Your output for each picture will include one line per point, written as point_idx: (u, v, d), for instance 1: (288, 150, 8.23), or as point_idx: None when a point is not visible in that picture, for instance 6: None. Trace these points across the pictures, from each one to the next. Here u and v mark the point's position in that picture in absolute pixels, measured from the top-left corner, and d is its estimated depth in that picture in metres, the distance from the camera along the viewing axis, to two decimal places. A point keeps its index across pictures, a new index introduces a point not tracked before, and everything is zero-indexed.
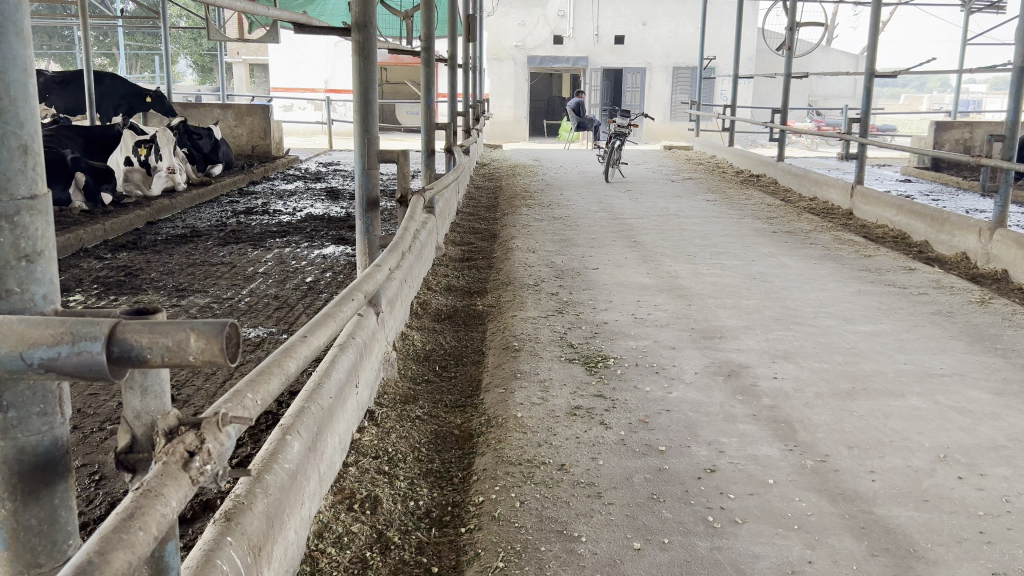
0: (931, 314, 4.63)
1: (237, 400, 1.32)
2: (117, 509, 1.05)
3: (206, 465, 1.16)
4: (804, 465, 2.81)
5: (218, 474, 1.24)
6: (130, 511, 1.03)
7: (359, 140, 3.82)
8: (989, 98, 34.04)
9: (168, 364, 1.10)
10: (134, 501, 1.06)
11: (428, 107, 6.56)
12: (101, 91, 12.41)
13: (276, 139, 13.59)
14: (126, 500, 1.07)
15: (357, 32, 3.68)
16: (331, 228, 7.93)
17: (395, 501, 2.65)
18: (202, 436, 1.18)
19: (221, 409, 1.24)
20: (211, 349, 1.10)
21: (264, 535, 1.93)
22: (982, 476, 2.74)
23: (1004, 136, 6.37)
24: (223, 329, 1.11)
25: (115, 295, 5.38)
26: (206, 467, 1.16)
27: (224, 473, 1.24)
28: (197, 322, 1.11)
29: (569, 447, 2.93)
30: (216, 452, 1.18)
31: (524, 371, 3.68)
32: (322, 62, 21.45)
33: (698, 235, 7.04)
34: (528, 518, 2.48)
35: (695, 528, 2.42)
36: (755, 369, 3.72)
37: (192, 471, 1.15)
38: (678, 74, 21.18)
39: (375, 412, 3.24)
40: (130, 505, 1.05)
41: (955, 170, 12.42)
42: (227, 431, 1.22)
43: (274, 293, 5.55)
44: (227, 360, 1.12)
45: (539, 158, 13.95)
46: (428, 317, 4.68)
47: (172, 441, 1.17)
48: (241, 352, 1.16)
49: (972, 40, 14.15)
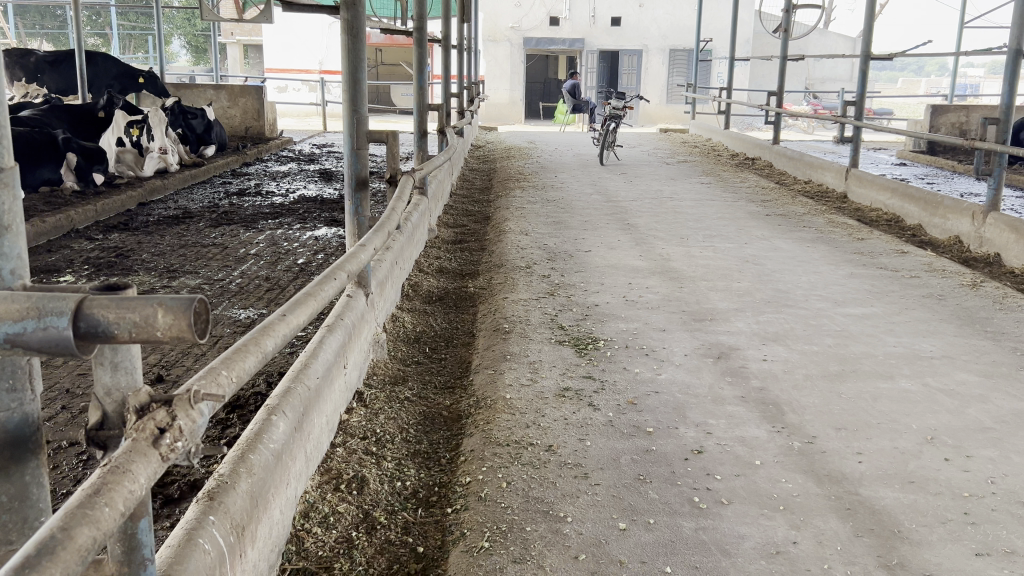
0: (922, 297, 4.63)
1: (211, 377, 1.32)
2: (83, 485, 1.04)
3: (177, 442, 1.16)
4: (791, 447, 2.82)
5: (191, 450, 1.23)
6: (95, 488, 1.03)
7: (348, 120, 3.80)
8: (987, 81, 33.97)
9: (136, 340, 1.09)
10: (101, 477, 1.05)
11: (420, 87, 6.52)
12: (93, 72, 12.32)
13: (270, 120, 13.53)
14: (93, 477, 1.06)
15: (345, 11, 3.64)
16: (324, 210, 7.90)
17: (383, 481, 2.65)
18: (173, 412, 1.17)
19: (194, 386, 1.24)
20: (179, 324, 1.09)
21: (248, 514, 1.93)
22: (969, 458, 2.74)
23: (997, 119, 6.35)
24: (192, 305, 1.10)
25: (105, 276, 5.37)
26: (176, 444, 1.15)
27: (197, 452, 1.23)
28: (166, 297, 1.09)
29: (557, 428, 2.94)
30: (187, 430, 1.18)
31: (514, 353, 3.67)
32: (316, 43, 21.32)
33: (691, 218, 7.03)
34: (514, 498, 2.48)
35: (681, 508, 2.42)
36: (744, 351, 3.72)
37: (162, 448, 1.14)
38: (675, 56, 21.11)
39: (364, 393, 3.23)
40: (97, 481, 1.04)
41: (950, 153, 12.41)
42: (199, 408, 1.21)
43: (264, 275, 5.53)
44: (195, 336, 1.11)
45: (534, 140, 13.90)
46: (419, 299, 4.67)
47: (142, 418, 1.16)
48: (211, 328, 1.15)
49: (969, 23, 14.09)
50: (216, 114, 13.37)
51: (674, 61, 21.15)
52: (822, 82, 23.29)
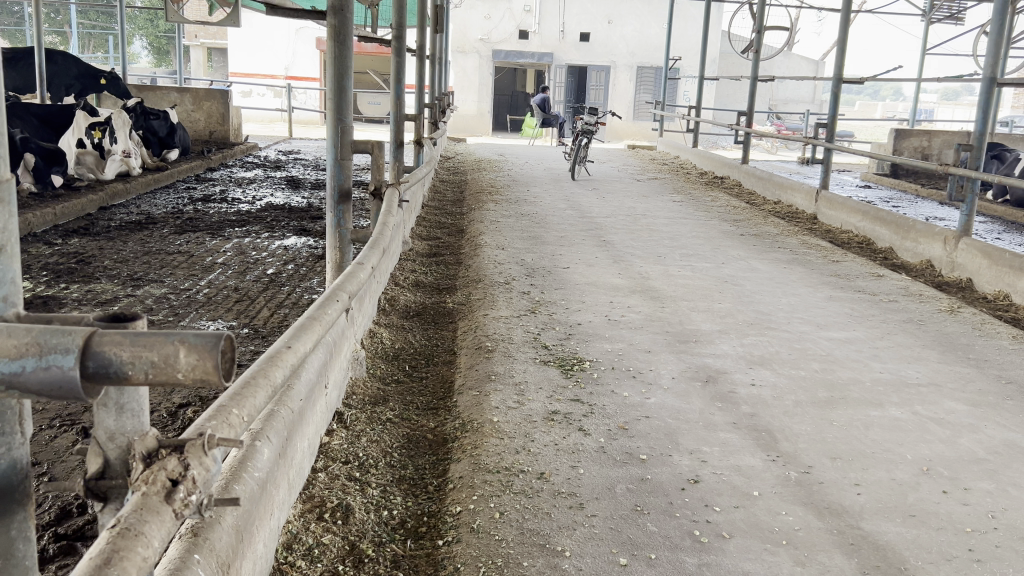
0: (903, 322, 4.62)
1: (222, 418, 1.29)
2: (91, 552, 0.99)
3: (190, 495, 1.13)
4: (787, 477, 2.74)
5: (204, 500, 1.21)
6: (106, 556, 0.98)
7: (333, 130, 3.67)
8: (942, 108, 34.60)
9: (152, 381, 1.05)
10: (111, 542, 1.01)
11: (396, 97, 6.35)
12: (52, 70, 11.86)
13: (235, 125, 13.30)
14: (102, 541, 1.02)
15: (332, 17, 3.50)
16: (293, 219, 7.73)
17: (368, 510, 2.52)
18: (186, 461, 1.15)
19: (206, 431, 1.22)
20: (203, 365, 1.05)
21: (233, 550, 1.79)
22: (966, 491, 2.70)
23: (970, 145, 6.38)
24: (218, 343, 1.06)
25: (65, 283, 5.17)
26: (190, 497, 1.13)
27: (207, 503, 1.21)
28: (187, 334, 1.06)
29: (548, 454, 2.84)
30: (199, 480, 1.16)
31: (498, 374, 3.56)
32: (282, 48, 21.09)
33: (666, 236, 6.99)
34: (508, 530, 2.38)
35: (683, 542, 2.33)
36: (731, 375, 3.66)
37: (176, 503, 1.12)
38: (642, 73, 21.31)
39: (344, 414, 3.10)
40: (108, 546, 1.00)
41: (914, 177, 12.58)
42: (213, 455, 1.20)
43: (233, 285, 5.35)
44: (220, 379, 1.07)
45: (503, 153, 13.83)
46: (396, 314, 4.54)
47: (151, 468, 1.14)
48: (234, 370, 1.11)
49: (932, 50, 14.30)
50: (180, 117, 13.11)
51: (641, 78, 21.30)
52: (785, 103, 23.71)
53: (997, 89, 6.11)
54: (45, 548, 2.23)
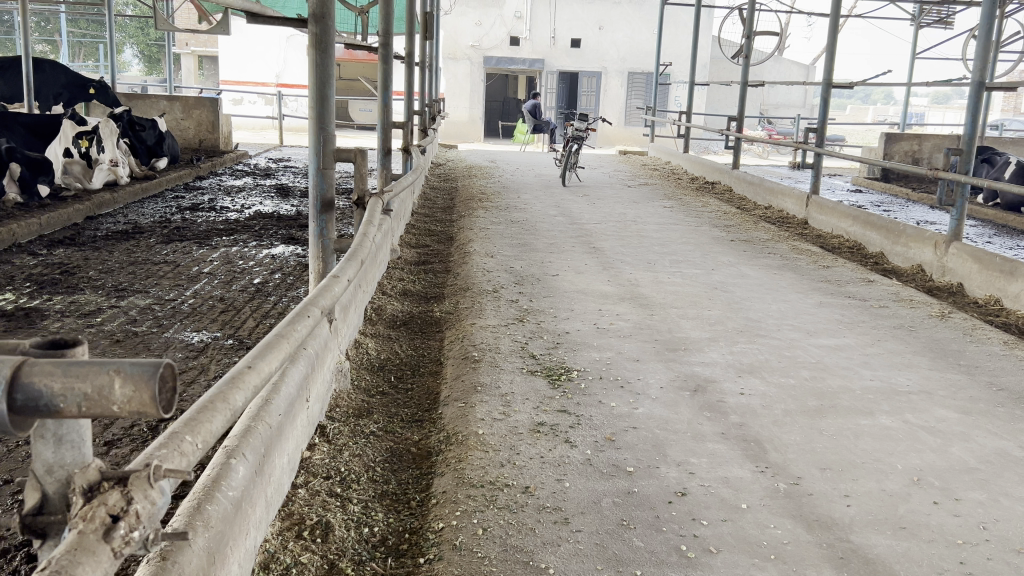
0: (893, 328, 4.58)
1: (172, 446, 1.31)
2: None
3: (130, 532, 1.16)
4: (776, 489, 2.70)
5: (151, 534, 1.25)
6: None
7: (315, 138, 3.62)
8: (934, 111, 34.61)
9: (84, 412, 1.13)
10: None
11: (384, 105, 6.30)
12: (40, 79, 11.70)
13: (224, 134, 13.24)
14: None
15: (313, 25, 3.45)
16: (281, 227, 7.68)
17: (348, 527, 2.47)
18: (129, 494, 1.19)
19: (155, 461, 1.26)
20: (140, 396, 1.13)
21: (204, 572, 1.74)
22: (958, 502, 2.66)
23: (959, 150, 6.35)
24: (155, 374, 1.14)
25: (48, 294, 5.12)
26: (130, 534, 1.16)
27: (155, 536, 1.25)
28: (124, 365, 1.13)
29: (533, 467, 2.79)
30: (143, 514, 1.19)
31: (484, 384, 3.51)
32: (273, 56, 21.06)
33: (655, 242, 6.95)
34: (491, 547, 2.33)
35: (669, 558, 2.29)
36: (721, 384, 3.61)
37: (115, 541, 1.14)
38: (633, 79, 21.30)
39: (327, 427, 3.06)
40: None
41: (905, 181, 12.58)
42: (160, 487, 1.24)
43: (218, 295, 5.29)
44: (157, 407, 1.14)
45: (494, 159, 13.78)
46: (382, 324, 4.50)
47: (92, 504, 1.17)
48: (174, 401, 1.19)
49: (922, 55, 14.33)
50: (169, 126, 13.05)
51: (632, 84, 21.29)
52: (777, 108, 23.74)
53: (985, 93, 6.10)
54: (16, 569, 2.17)
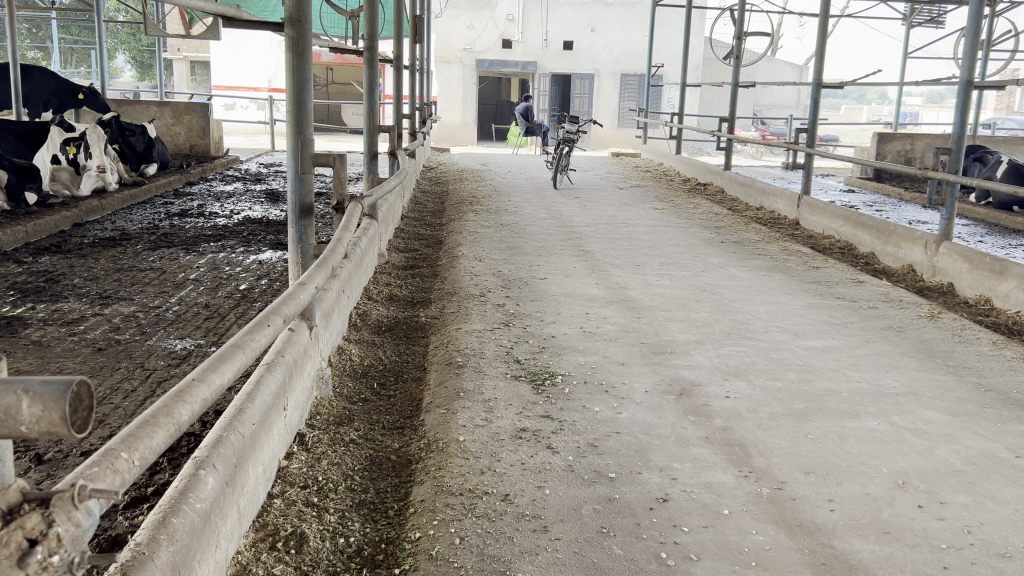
0: (882, 329, 4.55)
1: (104, 465, 1.32)
2: None
3: (49, 557, 1.19)
4: (759, 494, 2.67)
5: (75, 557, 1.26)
6: None
7: (292, 143, 3.59)
8: (926, 110, 34.70)
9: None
10: None
11: (370, 108, 6.25)
12: (29, 86, 11.52)
13: (215, 139, 13.20)
14: None
15: (289, 28, 3.43)
16: (269, 232, 7.64)
17: (323, 538, 2.43)
18: (49, 518, 1.21)
19: (81, 481, 1.27)
20: (47, 417, 1.13)
21: None
22: (943, 505, 2.63)
23: (949, 149, 6.32)
24: (65, 392, 1.14)
25: (31, 303, 5.06)
26: (50, 558, 1.19)
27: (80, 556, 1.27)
28: (32, 385, 1.13)
29: (513, 474, 2.75)
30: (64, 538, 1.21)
31: (467, 390, 3.48)
32: (265, 62, 21.03)
33: (645, 244, 6.93)
34: (467, 557, 2.30)
35: (647, 566, 2.25)
36: (706, 387, 3.58)
37: (30, 567, 1.17)
38: (625, 81, 21.32)
39: (306, 435, 3.02)
40: None
41: (897, 180, 12.57)
42: (84, 507, 1.25)
43: (204, 302, 5.25)
44: (67, 430, 1.14)
45: (486, 162, 13.77)
46: (367, 330, 4.45)
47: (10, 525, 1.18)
48: (90, 418, 1.19)
49: (914, 53, 14.33)
50: (159, 131, 12.99)
51: (625, 86, 21.30)
52: (770, 108, 23.76)
53: (974, 92, 6.07)
54: None
